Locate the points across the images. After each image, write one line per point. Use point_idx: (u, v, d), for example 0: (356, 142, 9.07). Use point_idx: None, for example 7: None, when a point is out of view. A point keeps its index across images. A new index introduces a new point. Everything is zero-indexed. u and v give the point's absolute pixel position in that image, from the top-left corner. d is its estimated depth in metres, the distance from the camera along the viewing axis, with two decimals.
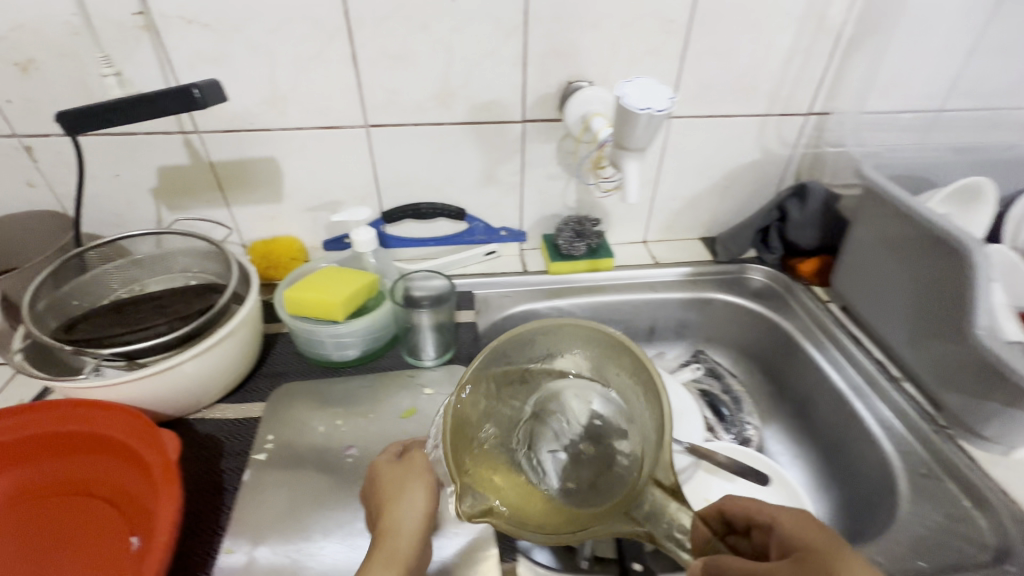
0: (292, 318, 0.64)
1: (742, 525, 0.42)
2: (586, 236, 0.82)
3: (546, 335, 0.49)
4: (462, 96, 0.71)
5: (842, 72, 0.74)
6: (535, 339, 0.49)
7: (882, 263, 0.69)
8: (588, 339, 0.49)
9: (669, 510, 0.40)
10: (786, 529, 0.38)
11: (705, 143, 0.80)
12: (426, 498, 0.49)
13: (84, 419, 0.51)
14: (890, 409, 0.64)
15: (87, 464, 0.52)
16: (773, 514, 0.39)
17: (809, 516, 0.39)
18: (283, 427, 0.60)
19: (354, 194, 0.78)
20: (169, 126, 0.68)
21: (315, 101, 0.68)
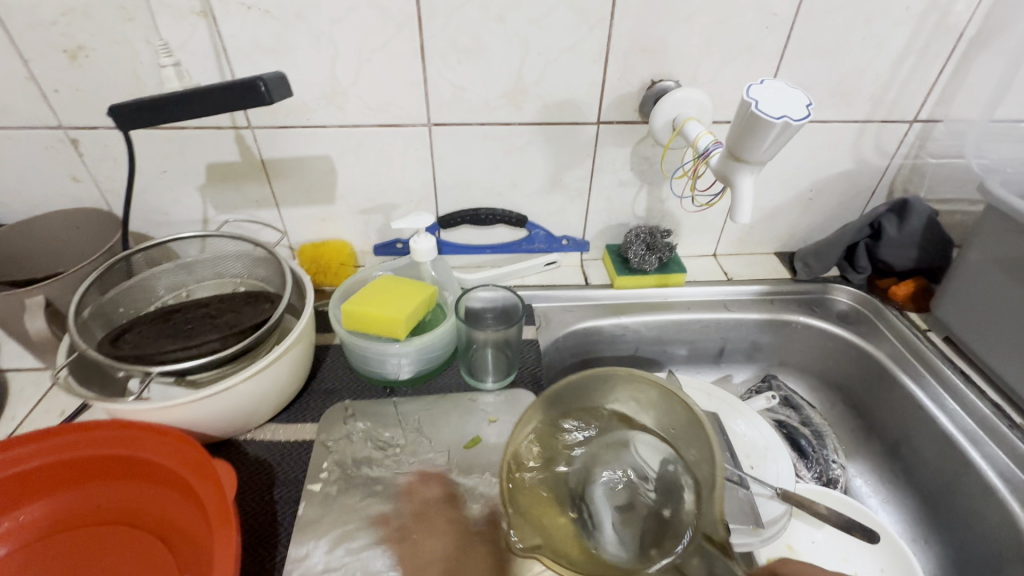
0: (349, 335, 0.59)
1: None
2: (658, 249, 0.75)
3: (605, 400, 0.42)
4: (535, 94, 0.65)
5: (958, 76, 0.67)
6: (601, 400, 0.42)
7: (1006, 294, 0.61)
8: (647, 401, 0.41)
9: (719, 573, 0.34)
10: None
11: (794, 151, 0.72)
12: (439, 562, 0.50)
13: (133, 442, 0.46)
14: (1012, 460, 0.57)
15: (135, 490, 0.48)
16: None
17: None
18: (338, 453, 0.55)
19: (410, 197, 0.73)
20: (222, 120, 0.63)
21: (377, 96, 0.63)
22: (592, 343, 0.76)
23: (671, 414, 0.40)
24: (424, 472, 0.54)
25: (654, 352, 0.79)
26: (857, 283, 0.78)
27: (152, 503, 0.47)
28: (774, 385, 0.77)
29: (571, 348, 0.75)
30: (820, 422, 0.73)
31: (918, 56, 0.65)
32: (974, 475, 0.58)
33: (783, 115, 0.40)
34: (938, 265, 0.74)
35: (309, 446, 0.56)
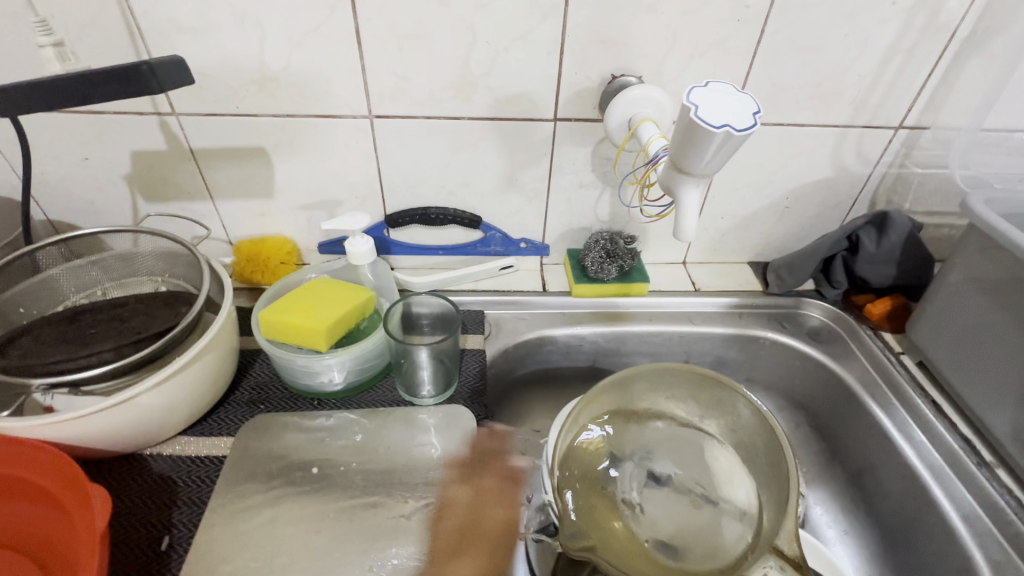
0: (270, 344, 0.55)
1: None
2: (619, 256, 0.70)
3: (654, 392, 0.53)
4: (485, 87, 0.59)
5: (948, 80, 0.61)
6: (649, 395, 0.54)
7: (985, 321, 0.56)
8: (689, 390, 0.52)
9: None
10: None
11: (768, 156, 0.67)
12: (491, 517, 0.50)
13: (9, 458, 0.44)
14: (978, 500, 0.53)
15: (7, 510, 0.44)
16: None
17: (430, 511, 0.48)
18: (253, 471, 0.51)
19: (354, 193, 0.68)
20: (143, 106, 0.58)
21: (311, 84, 0.58)
22: (546, 354, 0.72)
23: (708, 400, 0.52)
24: (338, 494, 0.50)
25: (614, 365, 0.75)
26: (832, 298, 0.73)
27: (24, 525, 0.44)
28: None
29: (523, 359, 0.71)
30: None
31: (905, 57, 0.60)
32: (936, 515, 0.54)
33: (725, 123, 0.35)
34: (917, 283, 0.69)
35: (219, 463, 0.52)
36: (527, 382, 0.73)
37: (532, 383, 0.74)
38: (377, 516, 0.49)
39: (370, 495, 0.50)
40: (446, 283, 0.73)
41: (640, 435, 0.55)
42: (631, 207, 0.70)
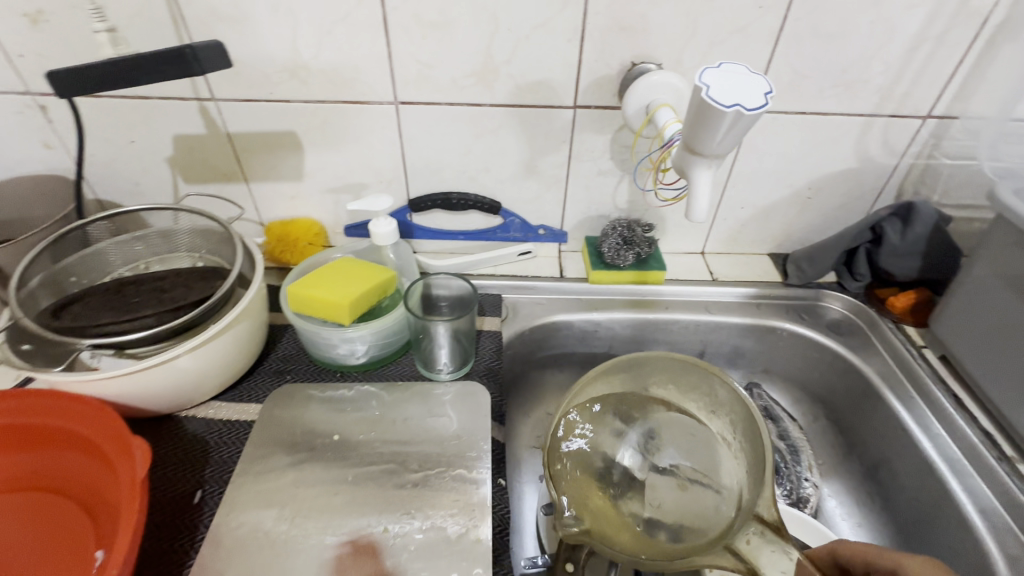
0: (296, 316, 0.58)
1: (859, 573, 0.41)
2: (636, 243, 0.71)
3: (634, 378, 0.57)
4: (506, 74, 0.61)
5: (980, 68, 0.60)
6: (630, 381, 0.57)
7: (1009, 314, 0.55)
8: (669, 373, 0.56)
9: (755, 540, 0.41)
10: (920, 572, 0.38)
11: (791, 146, 0.67)
12: None
13: (59, 412, 0.47)
14: (995, 494, 0.52)
15: (59, 459, 0.48)
16: (902, 560, 0.40)
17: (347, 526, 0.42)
18: (280, 435, 0.54)
19: (379, 178, 0.71)
20: (185, 92, 0.62)
21: (340, 71, 0.61)
22: (561, 339, 0.74)
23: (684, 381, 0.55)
24: (356, 460, 0.53)
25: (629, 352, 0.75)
26: (853, 290, 0.72)
27: (74, 473, 0.48)
28: (756, 395, 0.72)
29: (539, 343, 0.73)
30: (799, 438, 0.68)
31: (934, 44, 0.58)
32: (951, 507, 0.53)
33: (736, 103, 0.36)
34: (944, 276, 0.68)
35: (247, 427, 0.55)
36: (543, 366, 0.75)
37: (547, 367, 0.75)
38: (392, 482, 0.51)
39: (388, 461, 0.53)
40: (466, 267, 0.75)
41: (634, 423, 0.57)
42: (642, 191, 0.71)
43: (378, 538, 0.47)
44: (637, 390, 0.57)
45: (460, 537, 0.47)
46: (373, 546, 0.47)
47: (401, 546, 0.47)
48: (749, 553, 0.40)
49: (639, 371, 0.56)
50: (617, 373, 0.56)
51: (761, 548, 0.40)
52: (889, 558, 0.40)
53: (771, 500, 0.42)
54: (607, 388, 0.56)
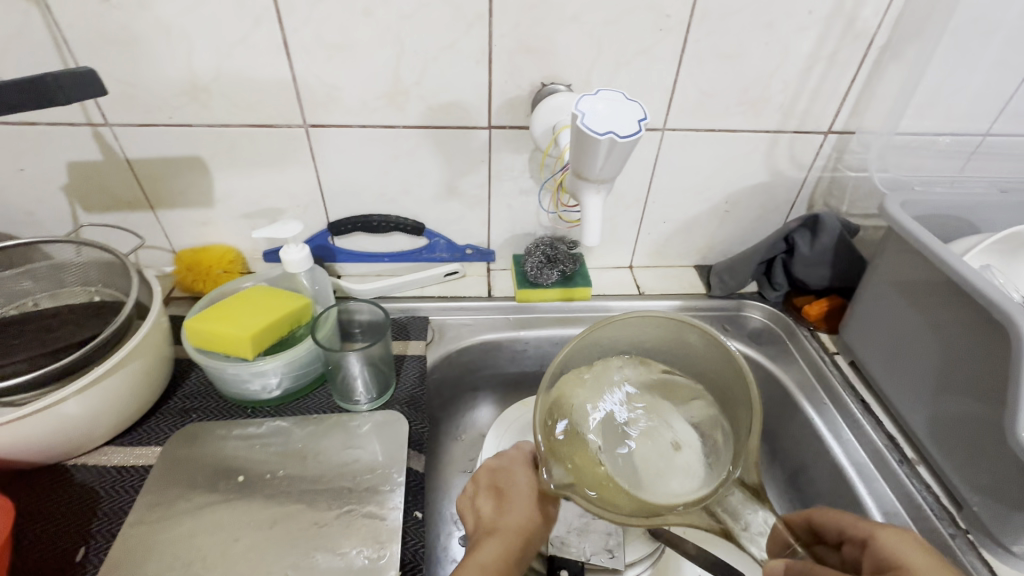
0: (198, 352, 0.55)
1: (833, 536, 0.45)
2: (560, 260, 0.71)
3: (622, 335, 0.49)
4: (417, 96, 0.60)
5: (871, 86, 0.63)
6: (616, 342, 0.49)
7: (903, 320, 0.57)
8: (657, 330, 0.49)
9: (734, 498, 0.38)
10: (884, 545, 0.40)
11: (705, 162, 0.69)
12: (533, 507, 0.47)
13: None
14: (897, 497, 0.54)
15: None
16: (873, 531, 0.41)
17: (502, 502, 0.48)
18: (178, 479, 0.51)
19: (295, 202, 0.69)
20: (75, 117, 0.59)
21: (242, 94, 0.59)
22: (490, 359, 0.73)
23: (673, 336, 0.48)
24: (261, 502, 0.50)
25: None
26: (773, 300, 0.74)
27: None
28: None
29: (467, 364, 0.72)
30: None
31: (827, 64, 0.61)
32: (859, 512, 0.55)
33: (609, 131, 0.38)
34: (853, 283, 0.71)
35: (143, 474, 0.52)
36: (473, 388, 0.74)
37: (478, 388, 0.74)
38: (298, 522, 0.49)
39: (297, 501, 0.50)
40: (391, 290, 0.73)
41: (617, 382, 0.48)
42: (550, 214, 0.72)
43: None
44: (623, 347, 0.49)
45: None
46: None
47: None
48: (732, 519, 0.37)
49: (626, 328, 0.48)
50: (613, 326, 0.48)
51: (742, 513, 0.37)
52: (855, 527, 0.43)
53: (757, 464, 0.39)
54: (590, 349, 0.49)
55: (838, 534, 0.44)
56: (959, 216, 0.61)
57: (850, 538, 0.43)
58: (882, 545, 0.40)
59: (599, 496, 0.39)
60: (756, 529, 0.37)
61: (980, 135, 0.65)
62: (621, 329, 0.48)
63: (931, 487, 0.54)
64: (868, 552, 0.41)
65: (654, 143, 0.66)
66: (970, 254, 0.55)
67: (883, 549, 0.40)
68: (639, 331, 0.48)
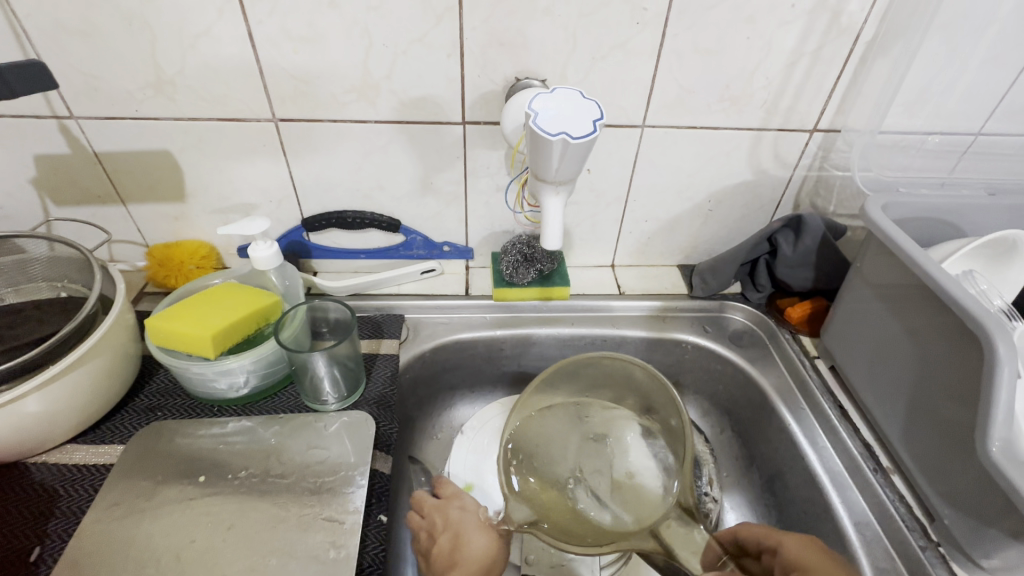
0: (163, 352, 0.54)
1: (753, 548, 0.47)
2: (537, 260, 0.70)
3: (586, 379, 0.59)
4: (388, 90, 0.59)
5: (856, 84, 0.61)
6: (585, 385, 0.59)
7: (883, 327, 0.56)
8: (616, 375, 0.58)
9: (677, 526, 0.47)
10: (792, 551, 0.43)
11: (686, 160, 0.67)
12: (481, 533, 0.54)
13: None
14: (870, 506, 0.53)
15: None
16: (780, 538, 0.45)
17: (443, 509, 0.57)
18: (137, 477, 0.51)
19: (269, 197, 0.68)
20: (39, 109, 0.58)
21: (209, 88, 0.57)
22: (467, 358, 0.72)
23: (629, 379, 0.57)
24: (221, 501, 0.50)
25: (539, 368, 0.74)
26: (755, 301, 0.73)
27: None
28: None
29: (443, 363, 0.71)
30: (702, 451, 0.69)
31: (812, 60, 0.59)
32: (831, 521, 0.54)
33: (562, 131, 0.37)
34: (835, 285, 0.69)
35: (104, 472, 0.52)
36: (449, 387, 0.73)
37: (454, 387, 0.74)
38: (256, 523, 0.48)
39: (255, 502, 0.50)
40: (366, 287, 0.72)
41: (577, 422, 0.59)
42: (517, 213, 0.71)
43: None
44: (585, 390, 0.59)
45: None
46: None
47: None
48: (673, 540, 0.46)
49: (580, 375, 0.59)
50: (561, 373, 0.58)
51: (677, 529, 0.47)
52: (770, 538, 0.46)
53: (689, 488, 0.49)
54: (557, 396, 0.59)
55: (758, 546, 0.47)
56: (946, 219, 0.59)
57: (766, 548, 0.46)
58: (790, 552, 0.44)
59: (567, 529, 0.50)
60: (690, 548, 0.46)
61: (972, 135, 0.63)
62: (574, 374, 0.58)
63: (905, 497, 0.53)
64: (779, 558, 0.44)
65: (633, 141, 0.65)
66: (953, 259, 0.53)
67: (789, 554, 0.44)
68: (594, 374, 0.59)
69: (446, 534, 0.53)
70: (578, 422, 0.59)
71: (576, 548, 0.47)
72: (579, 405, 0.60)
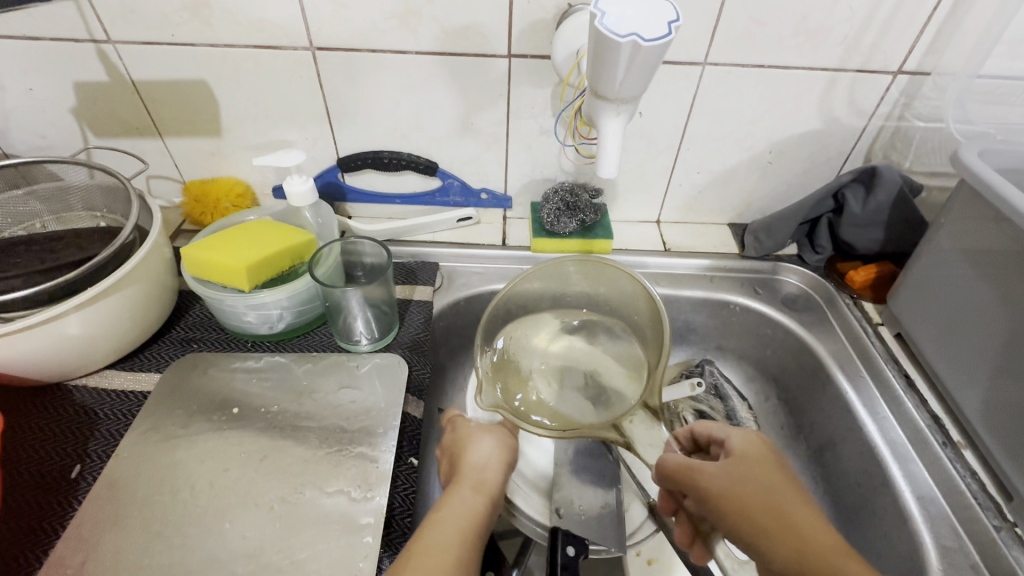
0: (198, 283, 0.54)
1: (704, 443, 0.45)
2: (580, 209, 0.66)
3: (571, 283, 0.56)
4: (430, 17, 0.55)
5: (956, 17, 0.54)
6: (569, 288, 0.57)
7: (966, 289, 0.50)
8: (601, 280, 0.55)
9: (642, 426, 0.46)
10: (735, 444, 0.41)
11: (749, 105, 0.61)
12: (491, 444, 0.48)
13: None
14: (937, 481, 0.49)
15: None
16: (729, 433, 0.42)
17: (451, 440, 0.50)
18: (174, 407, 0.51)
19: (305, 135, 0.65)
20: (76, 31, 0.56)
21: (246, 12, 0.55)
22: None
23: (613, 284, 0.55)
24: (255, 433, 0.49)
25: None
26: (813, 263, 0.68)
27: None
28: (706, 371, 0.68)
29: (477, 313, 0.69)
30: (747, 419, 0.65)
31: None
32: (890, 495, 0.50)
33: (632, 33, 0.34)
34: (907, 249, 0.63)
35: (142, 399, 0.52)
36: None
37: None
38: (289, 455, 0.48)
39: (287, 436, 0.49)
40: (401, 232, 0.70)
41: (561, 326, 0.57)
42: (570, 147, 0.65)
43: (255, 510, 0.44)
44: (570, 297, 0.57)
45: (351, 515, 0.44)
46: (249, 520, 0.43)
47: (276, 521, 0.44)
48: (635, 436, 0.45)
49: (565, 278, 0.56)
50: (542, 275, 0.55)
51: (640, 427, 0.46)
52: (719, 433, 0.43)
53: (657, 389, 0.47)
54: (537, 302, 0.57)
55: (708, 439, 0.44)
56: None
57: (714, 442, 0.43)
58: (733, 445, 0.41)
59: (537, 416, 0.49)
60: (648, 442, 0.45)
61: None
62: (560, 278, 0.56)
63: (977, 473, 0.49)
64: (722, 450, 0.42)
65: (693, 81, 0.59)
66: None
67: (733, 447, 0.41)
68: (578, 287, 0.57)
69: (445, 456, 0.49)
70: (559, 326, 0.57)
71: (536, 432, 0.45)
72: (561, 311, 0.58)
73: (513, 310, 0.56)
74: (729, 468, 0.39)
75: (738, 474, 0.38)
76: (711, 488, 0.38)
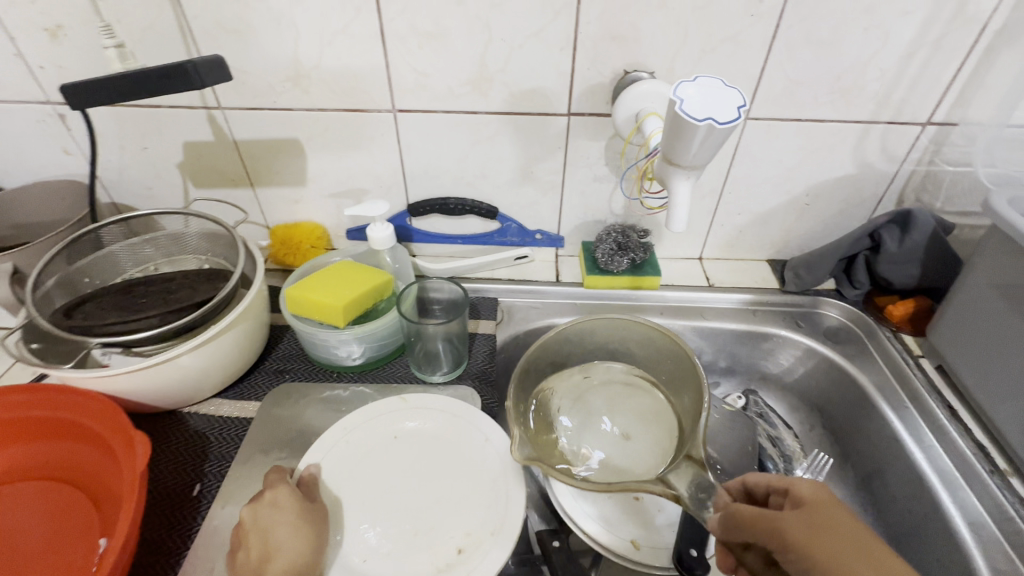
0: (296, 319, 0.60)
1: (761, 492, 0.43)
2: (631, 249, 0.71)
3: (600, 335, 0.62)
4: (501, 82, 0.62)
5: (980, 75, 0.59)
6: (599, 337, 0.62)
7: (1006, 327, 0.53)
8: (632, 339, 0.61)
9: (692, 479, 0.45)
10: (804, 489, 0.39)
11: (786, 154, 0.67)
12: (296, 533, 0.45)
13: (15, 404, 0.51)
14: (985, 506, 0.52)
15: (21, 451, 0.51)
16: (791, 480, 0.40)
17: (251, 517, 0.46)
18: (276, 432, 0.57)
19: (380, 184, 0.73)
20: (193, 100, 0.65)
21: (340, 82, 0.63)
22: None
23: (642, 344, 0.60)
24: None
25: None
26: (851, 298, 0.72)
27: (64, 460, 0.51)
28: (751, 402, 0.72)
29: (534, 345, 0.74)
30: (795, 446, 0.68)
31: (931, 51, 0.58)
32: (941, 520, 0.53)
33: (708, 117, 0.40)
34: (943, 285, 0.67)
35: (247, 424, 0.58)
36: None
37: None
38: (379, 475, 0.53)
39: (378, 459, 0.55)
40: (462, 270, 0.76)
41: (579, 377, 0.63)
42: (636, 199, 0.72)
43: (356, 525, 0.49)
44: (592, 349, 0.63)
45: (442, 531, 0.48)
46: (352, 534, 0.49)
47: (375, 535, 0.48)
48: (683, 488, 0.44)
49: (593, 337, 0.62)
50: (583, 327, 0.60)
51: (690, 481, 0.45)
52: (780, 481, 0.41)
53: (702, 442, 0.48)
54: (568, 350, 0.62)
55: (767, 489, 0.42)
56: None
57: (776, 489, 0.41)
58: (801, 491, 0.39)
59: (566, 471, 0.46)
60: (700, 498, 0.44)
61: None
62: (589, 332, 0.61)
63: None
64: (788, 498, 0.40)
65: (734, 134, 0.65)
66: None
67: (802, 492, 0.39)
68: (605, 342, 0.62)
69: (246, 537, 0.45)
70: (576, 380, 0.62)
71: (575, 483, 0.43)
72: (580, 366, 0.63)
73: (546, 357, 0.60)
74: (807, 513, 0.36)
75: (815, 517, 0.36)
76: (797, 539, 0.35)
